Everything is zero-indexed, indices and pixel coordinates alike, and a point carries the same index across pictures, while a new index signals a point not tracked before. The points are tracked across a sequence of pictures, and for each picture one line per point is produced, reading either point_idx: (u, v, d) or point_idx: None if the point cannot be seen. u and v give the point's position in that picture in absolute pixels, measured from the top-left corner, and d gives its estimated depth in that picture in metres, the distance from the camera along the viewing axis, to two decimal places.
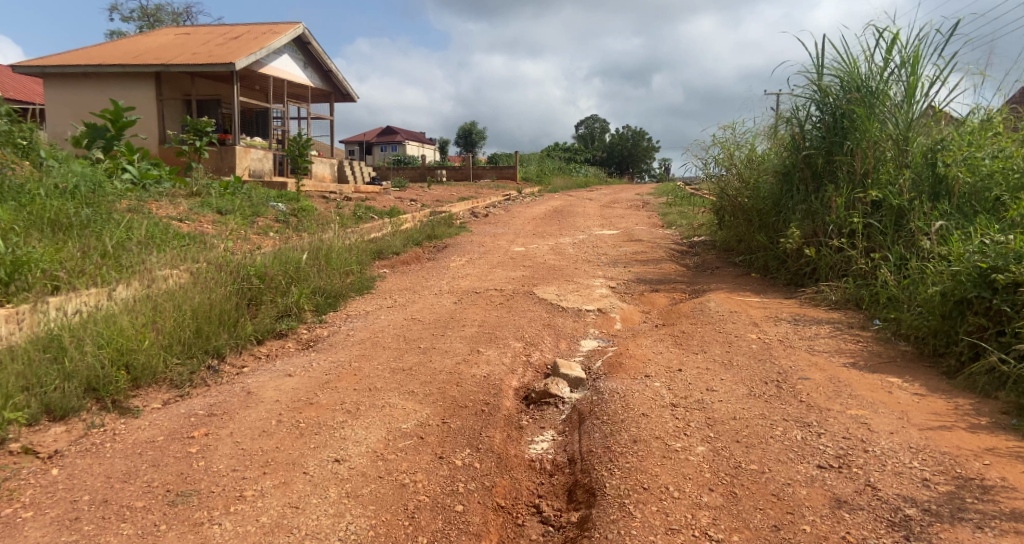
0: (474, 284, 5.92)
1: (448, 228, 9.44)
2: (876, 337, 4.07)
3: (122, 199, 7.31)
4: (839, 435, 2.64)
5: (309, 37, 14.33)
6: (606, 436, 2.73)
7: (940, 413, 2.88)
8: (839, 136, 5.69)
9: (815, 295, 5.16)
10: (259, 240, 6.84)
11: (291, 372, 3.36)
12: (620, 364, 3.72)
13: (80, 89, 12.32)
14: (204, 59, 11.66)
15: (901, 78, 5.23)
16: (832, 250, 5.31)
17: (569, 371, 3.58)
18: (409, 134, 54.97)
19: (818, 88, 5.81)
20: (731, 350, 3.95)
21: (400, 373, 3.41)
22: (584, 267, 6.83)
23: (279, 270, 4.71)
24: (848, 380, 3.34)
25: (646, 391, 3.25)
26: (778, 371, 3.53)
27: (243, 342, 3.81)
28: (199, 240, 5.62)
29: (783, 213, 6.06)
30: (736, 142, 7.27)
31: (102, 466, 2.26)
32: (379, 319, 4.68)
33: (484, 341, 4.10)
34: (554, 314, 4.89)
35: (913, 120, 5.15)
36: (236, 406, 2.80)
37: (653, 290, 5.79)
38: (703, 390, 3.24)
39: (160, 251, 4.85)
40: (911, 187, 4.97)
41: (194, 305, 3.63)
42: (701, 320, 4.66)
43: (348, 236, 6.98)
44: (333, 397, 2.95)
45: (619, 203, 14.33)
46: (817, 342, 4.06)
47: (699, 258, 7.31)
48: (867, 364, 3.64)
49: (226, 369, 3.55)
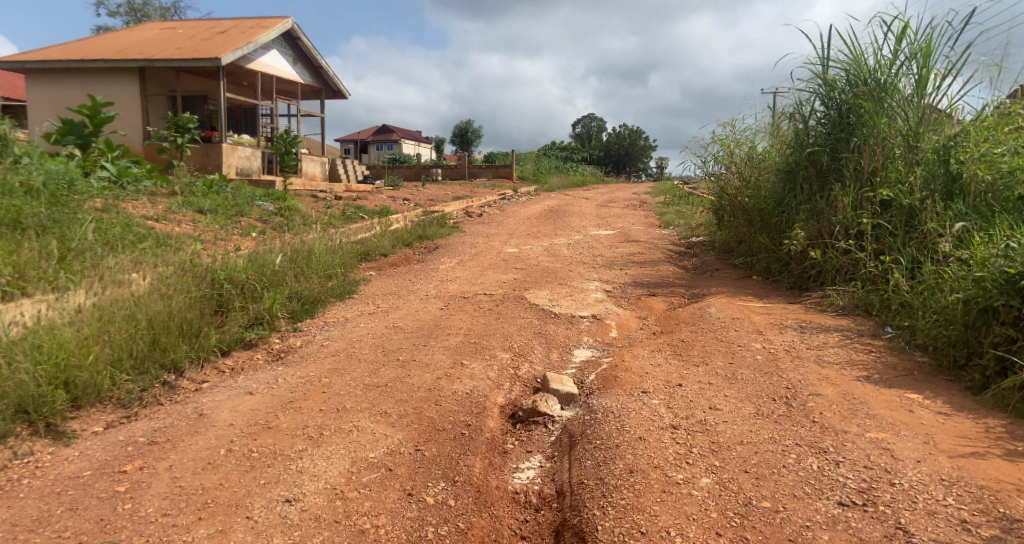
0: (462, 289, 5.62)
1: (440, 229, 9.14)
2: (889, 347, 3.79)
3: (95, 197, 7.00)
4: (860, 465, 2.35)
5: (297, 31, 13.99)
6: (600, 465, 2.44)
7: (971, 436, 2.59)
8: (844, 132, 5.41)
9: (820, 300, 4.88)
10: (240, 242, 6.54)
11: (252, 390, 3.05)
12: (615, 378, 3.42)
13: (60, 85, 11.98)
14: (189, 54, 11.33)
15: (912, 70, 4.95)
16: (839, 252, 5.04)
17: (560, 385, 3.30)
18: (406, 134, 54.59)
19: (823, 82, 5.53)
20: (734, 362, 3.65)
21: (373, 390, 3.11)
22: (578, 269, 6.54)
23: (251, 275, 4.41)
24: (864, 397, 3.05)
25: (643, 409, 2.96)
26: (786, 386, 3.24)
27: (205, 354, 3.51)
28: (171, 241, 5.32)
29: (786, 213, 5.78)
30: (736, 139, 6.97)
31: (9, 510, 1.97)
32: (358, 327, 4.39)
33: (469, 353, 3.80)
34: (546, 321, 4.60)
35: (925, 114, 4.87)
36: (183, 431, 2.50)
37: (650, 294, 5.50)
38: (706, 409, 2.94)
39: (124, 253, 4.54)
40: (923, 186, 4.70)
41: (150, 315, 3.35)
42: (701, 328, 4.37)
43: (333, 237, 6.68)
44: (294, 419, 2.65)
45: (617, 203, 13.99)
46: (826, 353, 3.77)
47: (698, 260, 7.03)
48: (883, 378, 3.34)
49: (183, 385, 3.26)
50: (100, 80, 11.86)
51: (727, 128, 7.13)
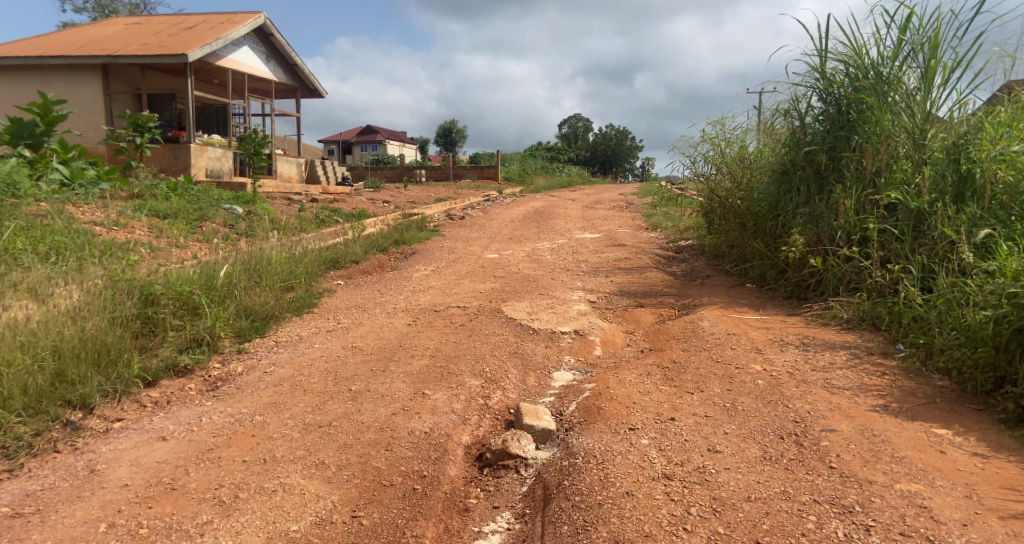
0: (434, 300, 5.14)
1: (417, 233, 8.65)
2: (903, 369, 3.40)
3: (37, 205, 6.48)
4: (896, 532, 1.94)
5: (270, 27, 13.45)
6: (578, 534, 2.04)
7: (1018, 487, 2.19)
8: (844, 130, 5.03)
9: (822, 312, 4.47)
10: (194, 250, 6.05)
11: (167, 434, 2.63)
12: (599, 410, 2.98)
13: (12, 84, 11.37)
14: (154, 50, 10.78)
15: (917, 62, 4.56)
16: (840, 260, 4.66)
17: (535, 420, 2.85)
18: (390, 134, 53.84)
19: (821, 76, 5.16)
20: (732, 389, 3.21)
21: (314, 433, 2.65)
22: (561, 277, 6.10)
23: (194, 289, 3.94)
24: (885, 433, 2.62)
25: (630, 453, 2.51)
26: (794, 419, 2.81)
27: (123, 387, 3.14)
28: (108, 250, 4.82)
29: (782, 217, 5.39)
30: (725, 138, 6.59)
31: None
32: (311, 348, 3.91)
33: (433, 380, 3.33)
34: (524, 337, 4.15)
35: (931, 110, 4.48)
36: (60, 497, 2.14)
37: (638, 305, 5.06)
38: (704, 452, 2.50)
39: (48, 267, 4.07)
40: (932, 188, 4.32)
41: (55, 342, 2.99)
42: (693, 346, 3.93)
43: (296, 243, 6.18)
44: (205, 476, 2.24)
45: (602, 203, 13.63)
46: (834, 377, 3.35)
47: (687, 266, 6.62)
48: (904, 408, 2.93)
49: (89, 425, 2.88)
50: (56, 79, 11.27)
51: (716, 127, 6.76)
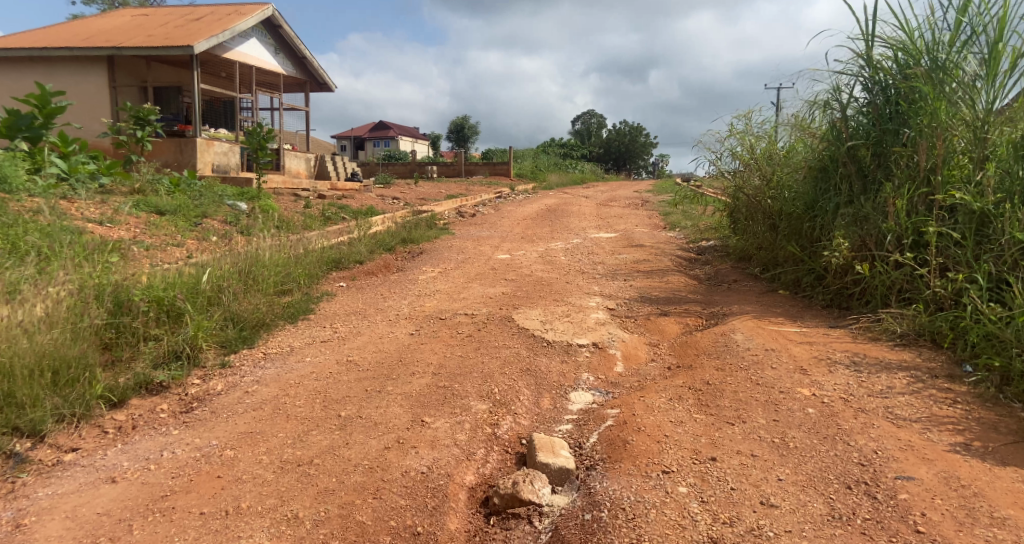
0: (440, 306, 4.73)
1: (426, 231, 8.22)
2: (978, 397, 2.95)
3: (28, 201, 6.16)
4: None
5: (279, 19, 13.08)
6: None
7: None
8: (892, 123, 4.53)
9: (870, 324, 4.00)
10: (188, 250, 5.71)
11: (117, 475, 2.33)
12: (625, 445, 2.54)
13: (14, 75, 11.08)
14: (160, 41, 10.45)
15: (979, 46, 4.06)
16: (889, 266, 4.19)
17: (551, 457, 2.41)
18: (401, 130, 53.47)
19: (866, 63, 4.67)
20: (780, 420, 2.76)
21: (289, 477, 2.25)
22: (577, 281, 5.65)
23: (178, 294, 3.57)
24: (975, 485, 2.18)
25: (667, 506, 2.09)
26: (860, 462, 2.36)
27: (83, 409, 2.78)
28: (91, 250, 4.46)
29: (820, 218, 4.91)
30: (754, 132, 6.13)
31: None
32: (301, 362, 3.51)
33: (433, 404, 2.91)
34: (536, 351, 3.72)
35: (995, 100, 3.99)
36: None
37: (661, 313, 4.62)
38: (756, 506, 2.08)
39: (19, 270, 3.72)
40: (997, 188, 3.83)
41: (4, 359, 2.62)
42: (728, 364, 3.46)
43: (296, 242, 5.79)
44: (150, 536, 1.96)
45: (617, 202, 13.12)
46: (897, 405, 2.88)
47: (711, 269, 6.16)
48: (989, 448, 2.48)
49: (38, 457, 2.53)
50: (59, 71, 10.98)
51: (744, 121, 6.28)
